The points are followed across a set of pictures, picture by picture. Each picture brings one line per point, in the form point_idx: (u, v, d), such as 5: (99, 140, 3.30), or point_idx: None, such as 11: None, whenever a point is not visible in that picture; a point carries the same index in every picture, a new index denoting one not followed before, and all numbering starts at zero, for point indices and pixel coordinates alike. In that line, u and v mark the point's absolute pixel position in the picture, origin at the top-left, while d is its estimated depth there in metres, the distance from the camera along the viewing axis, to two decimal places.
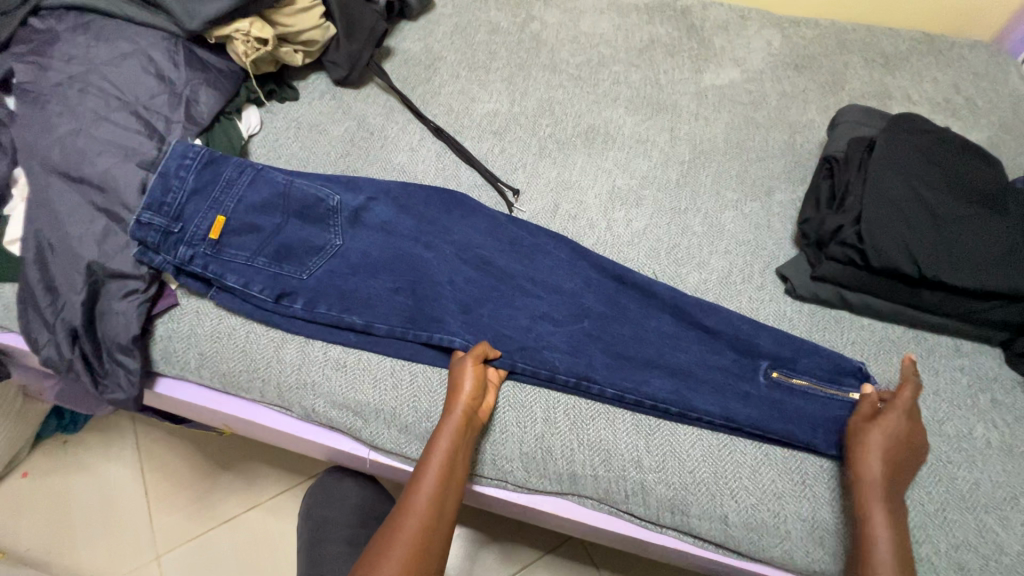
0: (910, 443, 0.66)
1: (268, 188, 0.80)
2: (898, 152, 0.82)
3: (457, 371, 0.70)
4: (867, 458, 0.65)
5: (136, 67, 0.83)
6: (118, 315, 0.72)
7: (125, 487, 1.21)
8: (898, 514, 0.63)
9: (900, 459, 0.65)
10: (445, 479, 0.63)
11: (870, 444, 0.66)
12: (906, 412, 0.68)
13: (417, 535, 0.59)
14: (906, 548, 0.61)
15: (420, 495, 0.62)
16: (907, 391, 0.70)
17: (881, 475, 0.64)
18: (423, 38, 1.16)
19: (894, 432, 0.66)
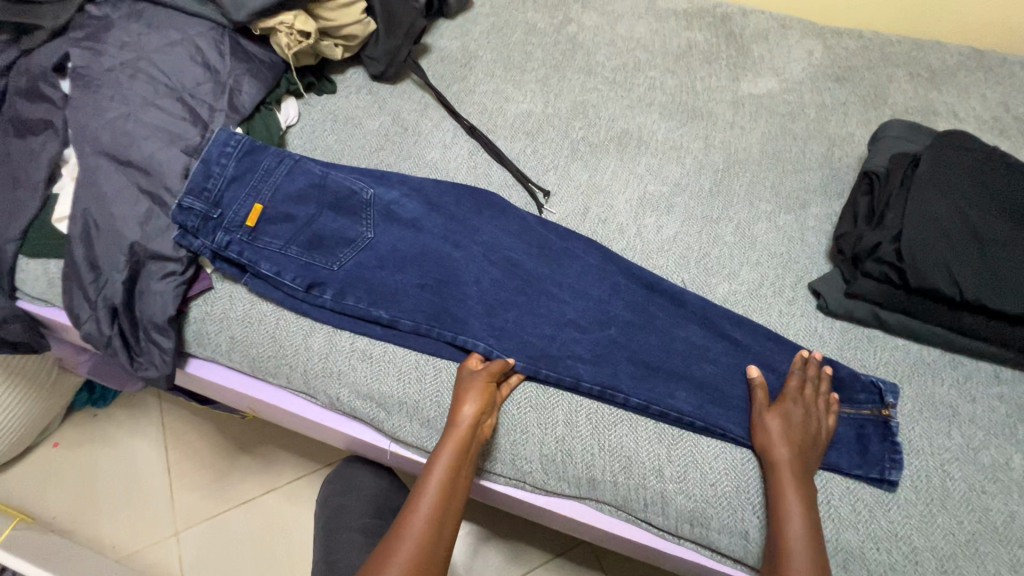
0: (812, 433, 0.68)
1: (305, 179, 0.82)
2: (944, 170, 0.79)
3: (468, 385, 0.70)
4: (771, 445, 0.67)
5: (184, 55, 0.86)
6: (155, 295, 0.74)
7: (149, 463, 1.25)
8: (807, 495, 0.64)
9: (802, 446, 0.67)
10: (444, 494, 0.64)
11: (770, 430, 0.68)
12: (812, 403, 0.70)
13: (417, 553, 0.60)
14: (817, 528, 0.62)
15: (419, 512, 0.62)
16: (825, 386, 0.73)
17: (787, 458, 0.66)
18: (460, 37, 1.17)
19: (805, 420, 0.69)
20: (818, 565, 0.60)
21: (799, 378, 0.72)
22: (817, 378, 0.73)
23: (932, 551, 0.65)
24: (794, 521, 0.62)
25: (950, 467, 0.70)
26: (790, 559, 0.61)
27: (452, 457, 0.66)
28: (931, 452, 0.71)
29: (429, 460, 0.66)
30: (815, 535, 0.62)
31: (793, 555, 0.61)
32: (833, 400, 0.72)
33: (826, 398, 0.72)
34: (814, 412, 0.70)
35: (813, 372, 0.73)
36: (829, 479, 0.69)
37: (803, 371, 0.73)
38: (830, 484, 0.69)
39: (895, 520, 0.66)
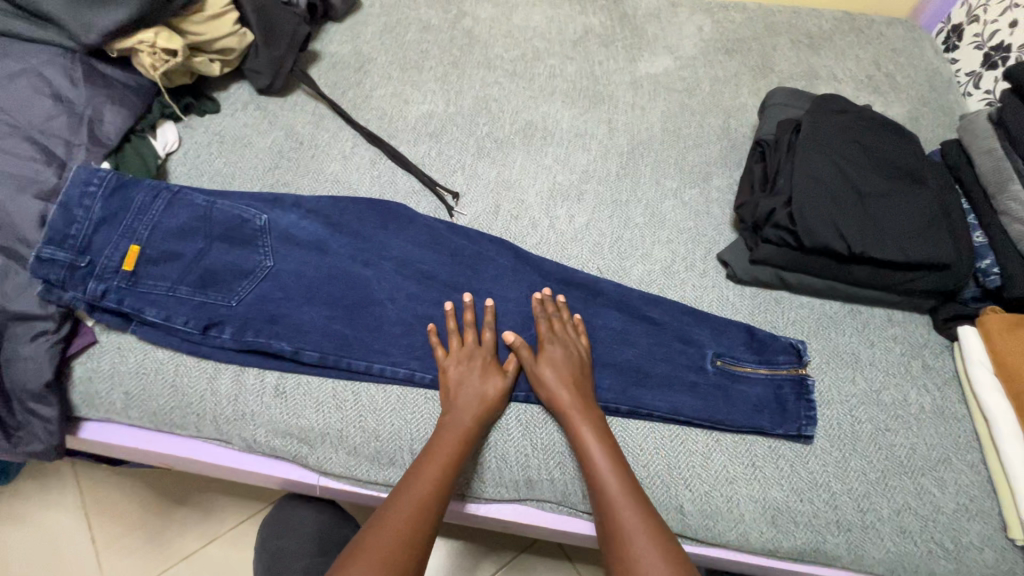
0: (573, 367, 0.71)
1: (187, 211, 0.75)
2: (824, 132, 0.83)
3: (478, 363, 0.71)
4: (555, 392, 0.69)
5: (27, 88, 0.78)
6: (25, 360, 0.66)
7: (70, 534, 1.14)
8: (605, 435, 0.66)
9: (575, 391, 0.69)
10: (440, 485, 0.63)
11: (541, 378, 0.69)
12: (563, 336, 0.73)
13: (404, 531, 0.59)
14: (622, 461, 0.65)
15: (403, 506, 0.61)
16: (566, 319, 0.76)
17: (569, 404, 0.68)
18: (350, 40, 1.12)
19: (558, 359, 0.71)
20: (637, 498, 0.61)
21: (543, 320, 0.75)
22: (558, 316, 0.76)
23: (849, 493, 0.69)
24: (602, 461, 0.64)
25: (857, 411, 0.74)
26: (609, 498, 0.61)
27: (445, 456, 0.65)
28: (840, 400, 0.75)
29: (420, 458, 0.65)
30: (624, 469, 0.64)
31: (610, 493, 0.62)
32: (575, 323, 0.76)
33: (572, 326, 0.75)
34: (568, 344, 0.73)
35: (552, 311, 0.76)
36: (753, 442, 0.72)
37: (540, 311, 0.76)
38: (754, 446, 0.72)
39: (814, 471, 0.70)
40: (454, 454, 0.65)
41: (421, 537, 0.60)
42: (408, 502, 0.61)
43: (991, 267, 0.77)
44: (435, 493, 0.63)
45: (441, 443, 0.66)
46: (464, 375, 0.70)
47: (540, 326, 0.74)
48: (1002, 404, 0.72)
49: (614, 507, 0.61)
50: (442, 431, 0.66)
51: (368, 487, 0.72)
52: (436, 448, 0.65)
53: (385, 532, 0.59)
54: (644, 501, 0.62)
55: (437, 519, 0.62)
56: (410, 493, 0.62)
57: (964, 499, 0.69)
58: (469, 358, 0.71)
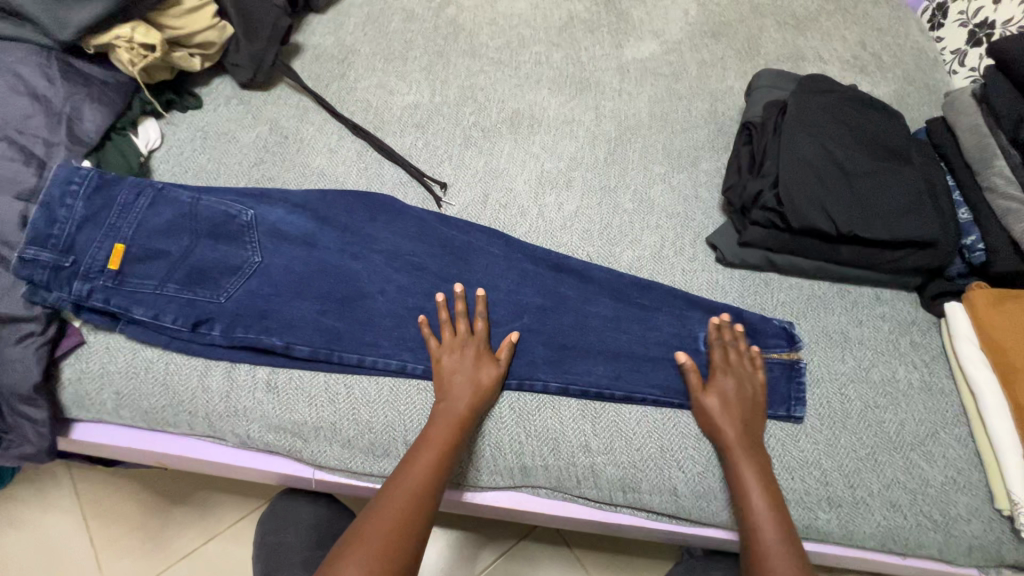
0: (749, 399, 0.70)
1: (173, 208, 0.74)
2: (810, 113, 0.83)
3: (471, 353, 0.71)
4: (710, 425, 0.69)
5: (3, 87, 0.76)
6: (12, 362, 0.66)
7: (68, 537, 1.14)
8: (761, 467, 0.66)
9: (745, 424, 0.69)
10: (436, 471, 0.64)
11: (708, 409, 0.69)
12: (739, 368, 0.73)
13: (404, 517, 0.60)
14: (776, 494, 0.65)
15: (401, 491, 0.62)
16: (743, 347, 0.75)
17: (734, 434, 0.68)
18: (333, 31, 1.10)
19: (744, 390, 0.71)
20: (786, 527, 0.62)
21: (719, 347, 0.74)
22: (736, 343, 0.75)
23: (839, 470, 0.70)
24: (755, 491, 0.64)
25: (847, 389, 0.75)
26: (762, 528, 0.62)
27: (439, 445, 0.65)
28: (830, 379, 0.76)
29: (416, 444, 0.66)
30: (781, 513, 0.63)
31: (762, 522, 0.62)
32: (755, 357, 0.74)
33: (749, 357, 0.74)
34: (746, 377, 0.72)
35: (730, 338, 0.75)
36: None
37: (718, 338, 0.75)
38: None
39: (804, 449, 0.71)
40: (449, 443, 0.65)
41: (420, 523, 0.60)
42: (405, 490, 0.62)
43: (976, 242, 0.78)
44: (430, 481, 0.63)
45: (436, 432, 0.66)
46: (457, 365, 0.70)
47: (716, 353, 0.74)
48: (988, 378, 0.73)
49: (764, 532, 0.62)
50: (436, 420, 0.67)
51: (362, 478, 0.72)
52: (431, 438, 0.66)
53: (380, 521, 0.59)
54: (794, 539, 0.61)
55: (435, 506, 0.63)
56: (407, 479, 0.63)
57: (952, 472, 0.70)
58: (461, 349, 0.71)
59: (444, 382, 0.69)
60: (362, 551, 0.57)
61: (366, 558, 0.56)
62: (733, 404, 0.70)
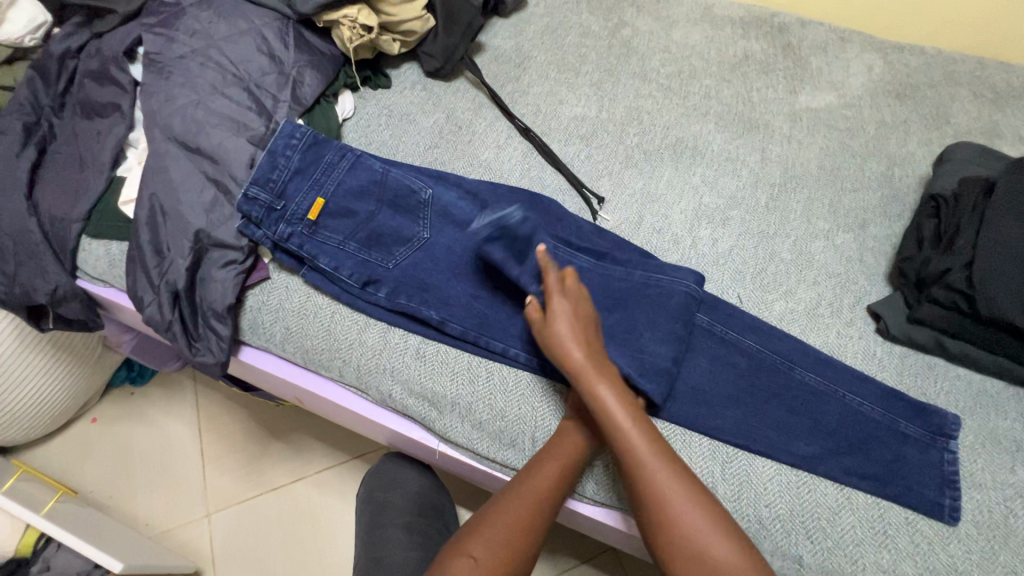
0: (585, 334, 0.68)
1: (366, 175, 0.81)
2: (1021, 197, 0.76)
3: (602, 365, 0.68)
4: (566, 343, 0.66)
5: (250, 45, 0.86)
6: (216, 282, 0.75)
7: (183, 443, 1.26)
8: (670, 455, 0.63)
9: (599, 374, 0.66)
10: (559, 480, 0.65)
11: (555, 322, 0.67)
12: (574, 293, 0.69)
13: (525, 517, 0.62)
14: (693, 478, 0.62)
15: (525, 490, 0.64)
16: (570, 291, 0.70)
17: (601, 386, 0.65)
18: (513, 36, 1.16)
19: (580, 321, 0.68)
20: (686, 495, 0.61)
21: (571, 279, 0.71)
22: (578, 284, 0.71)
23: None
24: (678, 489, 0.61)
25: (1014, 503, 0.68)
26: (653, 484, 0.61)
27: (564, 457, 0.65)
28: (993, 486, 0.69)
29: (543, 449, 0.67)
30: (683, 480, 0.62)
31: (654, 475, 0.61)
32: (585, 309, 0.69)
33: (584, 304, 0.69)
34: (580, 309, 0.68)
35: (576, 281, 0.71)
36: (888, 509, 0.68)
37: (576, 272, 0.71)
38: (889, 514, 0.67)
39: (955, 555, 0.65)
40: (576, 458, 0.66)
41: (537, 527, 0.63)
42: (527, 495, 0.63)
43: None
44: (553, 489, 0.64)
45: (564, 444, 0.66)
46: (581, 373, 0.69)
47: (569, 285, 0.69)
48: None
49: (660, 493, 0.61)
50: (565, 433, 0.67)
51: (482, 462, 0.75)
52: (559, 445, 0.66)
53: (503, 515, 0.62)
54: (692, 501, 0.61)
55: (552, 515, 0.64)
56: (534, 481, 0.64)
57: None
58: (583, 334, 0.67)
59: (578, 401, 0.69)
60: (481, 542, 0.61)
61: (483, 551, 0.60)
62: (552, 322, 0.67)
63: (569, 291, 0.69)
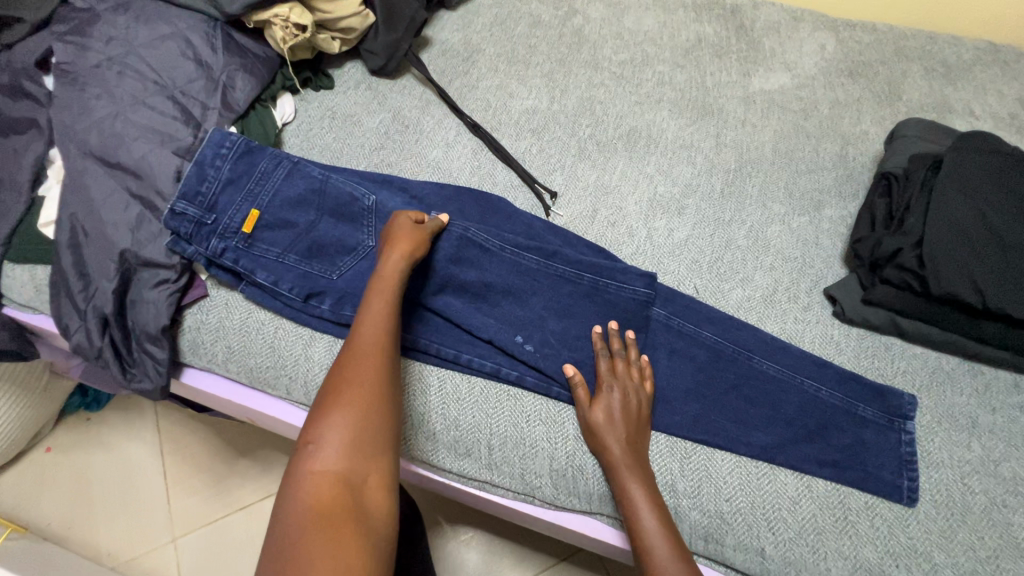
0: (635, 413, 0.68)
1: (305, 183, 0.78)
2: (967, 173, 0.76)
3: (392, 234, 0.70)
4: (597, 415, 0.67)
5: (174, 50, 0.82)
6: (148, 303, 0.71)
7: (145, 467, 1.22)
8: (658, 499, 0.64)
9: (634, 446, 0.66)
10: (387, 321, 0.62)
11: (599, 403, 0.67)
12: (624, 380, 0.70)
13: (371, 364, 0.58)
14: (666, 512, 0.63)
15: (363, 349, 0.60)
16: (623, 363, 0.71)
17: (620, 454, 0.65)
18: (461, 29, 1.13)
19: (631, 406, 0.68)
20: (670, 534, 0.61)
21: (605, 358, 0.71)
22: (614, 359, 0.72)
23: (952, 568, 0.63)
24: (649, 521, 0.62)
25: (970, 480, 0.68)
26: (643, 533, 0.61)
27: (387, 297, 0.64)
28: (951, 464, 0.69)
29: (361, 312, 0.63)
30: (665, 517, 0.62)
31: (646, 528, 0.61)
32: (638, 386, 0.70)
33: (637, 368, 0.71)
34: (632, 389, 0.69)
35: (611, 354, 0.72)
36: (848, 494, 0.67)
37: (605, 348, 0.72)
38: (849, 499, 0.67)
39: (915, 537, 0.65)
40: (398, 294, 0.65)
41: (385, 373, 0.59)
42: (361, 363, 0.58)
43: None
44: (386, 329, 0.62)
45: (382, 288, 0.65)
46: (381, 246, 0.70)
47: (602, 363, 0.71)
48: None
49: (648, 537, 0.61)
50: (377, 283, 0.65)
51: (441, 472, 0.73)
52: (377, 292, 0.64)
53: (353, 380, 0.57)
54: (670, 529, 0.62)
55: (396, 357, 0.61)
56: (365, 334, 0.61)
57: None
58: (624, 418, 0.67)
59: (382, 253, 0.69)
60: (341, 400, 0.55)
61: (343, 410, 0.54)
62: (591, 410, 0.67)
63: (621, 379, 0.70)
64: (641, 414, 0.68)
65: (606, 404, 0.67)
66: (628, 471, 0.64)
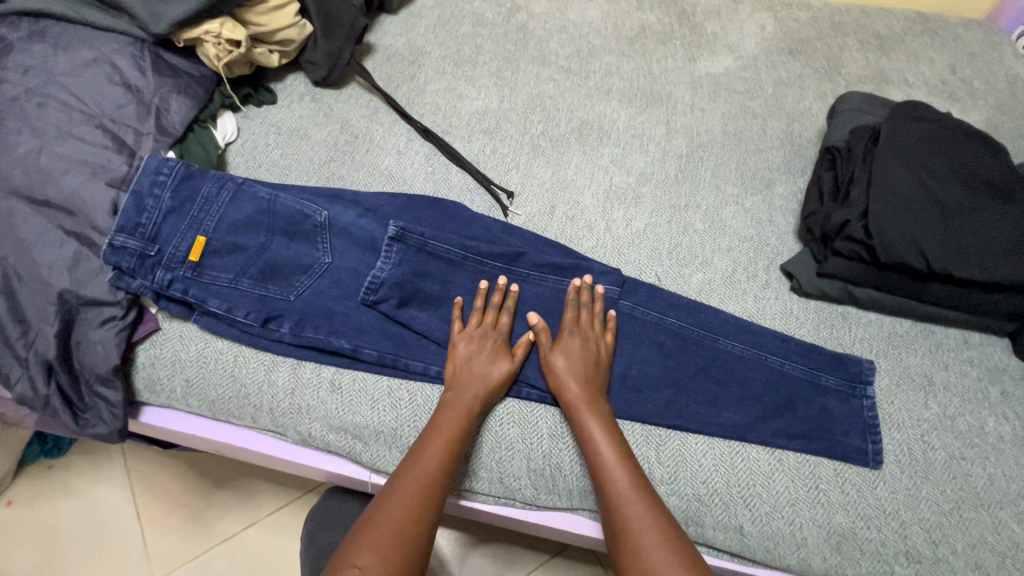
0: (593, 358, 0.71)
1: (252, 204, 0.76)
2: (904, 141, 0.79)
3: (489, 345, 0.71)
4: (558, 366, 0.69)
5: (99, 76, 0.78)
6: (95, 344, 0.68)
7: (118, 509, 1.17)
8: (630, 464, 0.63)
9: (597, 398, 0.68)
10: (446, 459, 0.63)
11: (562, 354, 0.70)
12: (586, 330, 0.73)
13: (419, 498, 0.59)
14: (643, 482, 0.62)
15: (413, 476, 0.61)
16: (590, 311, 0.74)
17: (584, 402, 0.67)
18: (405, 32, 1.11)
19: (591, 356, 0.71)
20: (651, 505, 0.60)
21: (573, 308, 0.74)
22: (583, 306, 0.75)
23: (919, 523, 0.65)
24: (623, 489, 0.61)
25: (930, 437, 0.70)
26: (623, 503, 0.60)
27: (448, 430, 0.65)
28: (911, 424, 0.71)
29: (421, 438, 0.65)
30: (642, 487, 0.62)
31: (622, 498, 0.61)
32: (602, 334, 0.74)
33: (599, 321, 0.74)
34: (592, 339, 0.72)
35: (580, 302, 0.75)
36: (817, 463, 0.69)
37: (575, 299, 0.75)
38: (819, 468, 0.69)
39: (882, 498, 0.67)
40: (462, 427, 0.65)
41: (431, 509, 0.59)
42: (407, 493, 0.59)
43: None
44: (440, 466, 0.62)
45: (445, 417, 0.66)
46: (474, 354, 0.70)
47: (568, 316, 0.74)
48: None
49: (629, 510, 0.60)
50: (446, 409, 0.66)
51: None
52: (440, 423, 0.65)
53: (394, 509, 0.58)
54: (653, 501, 0.61)
55: (441, 497, 0.61)
56: (420, 464, 0.62)
57: None
58: (581, 361, 0.70)
59: (450, 372, 0.69)
60: (381, 529, 0.56)
61: (376, 541, 0.55)
62: (553, 366, 0.70)
63: (582, 329, 0.72)
64: (601, 369, 0.71)
65: (571, 357, 0.70)
66: (597, 427, 0.65)
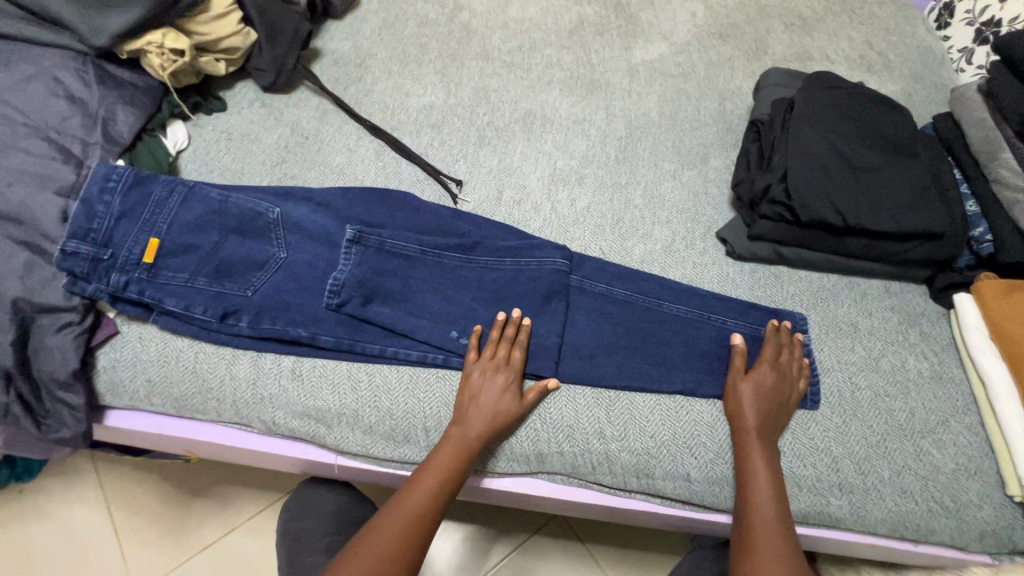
0: (782, 396, 0.72)
1: (203, 206, 0.78)
2: (816, 108, 0.85)
3: (498, 378, 0.71)
4: (747, 389, 0.72)
5: (43, 91, 0.80)
6: (52, 350, 0.69)
7: (94, 527, 1.16)
8: (781, 497, 0.65)
9: (771, 428, 0.70)
10: (442, 487, 0.66)
11: (760, 381, 0.72)
12: (784, 368, 0.74)
13: (411, 524, 0.63)
14: (786, 515, 0.64)
15: (408, 503, 0.64)
16: (794, 353, 0.76)
17: (755, 430, 0.69)
18: (350, 36, 1.14)
19: (783, 393, 0.72)
20: (785, 539, 0.62)
21: (774, 345, 0.76)
22: (789, 346, 0.76)
23: (849, 457, 0.71)
24: (766, 515, 0.64)
25: (857, 379, 0.76)
26: (762, 529, 0.63)
27: (447, 461, 0.67)
28: (840, 368, 0.77)
29: (425, 462, 0.68)
30: (783, 519, 0.64)
31: (763, 524, 0.63)
32: (803, 374, 0.75)
33: (800, 364, 0.75)
34: (788, 377, 0.73)
35: (784, 341, 0.77)
36: None
37: (777, 338, 0.77)
38: None
39: (815, 436, 0.72)
40: (461, 459, 0.67)
41: (415, 538, 0.62)
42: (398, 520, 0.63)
43: (984, 234, 0.78)
44: (433, 497, 0.65)
45: (446, 448, 0.68)
46: (483, 385, 0.71)
47: (768, 348, 0.75)
48: (998, 367, 0.73)
49: (760, 538, 0.62)
50: (448, 439, 0.68)
51: (383, 464, 0.75)
52: (440, 452, 0.68)
53: (381, 534, 0.61)
54: (787, 532, 0.63)
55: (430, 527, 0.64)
56: (416, 491, 0.65)
57: (962, 459, 0.71)
58: (771, 397, 0.71)
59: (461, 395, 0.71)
60: (368, 552, 0.60)
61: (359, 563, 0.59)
62: (739, 387, 0.72)
63: (782, 367, 0.74)
64: (789, 405, 0.72)
65: (760, 385, 0.72)
66: (756, 451, 0.68)
